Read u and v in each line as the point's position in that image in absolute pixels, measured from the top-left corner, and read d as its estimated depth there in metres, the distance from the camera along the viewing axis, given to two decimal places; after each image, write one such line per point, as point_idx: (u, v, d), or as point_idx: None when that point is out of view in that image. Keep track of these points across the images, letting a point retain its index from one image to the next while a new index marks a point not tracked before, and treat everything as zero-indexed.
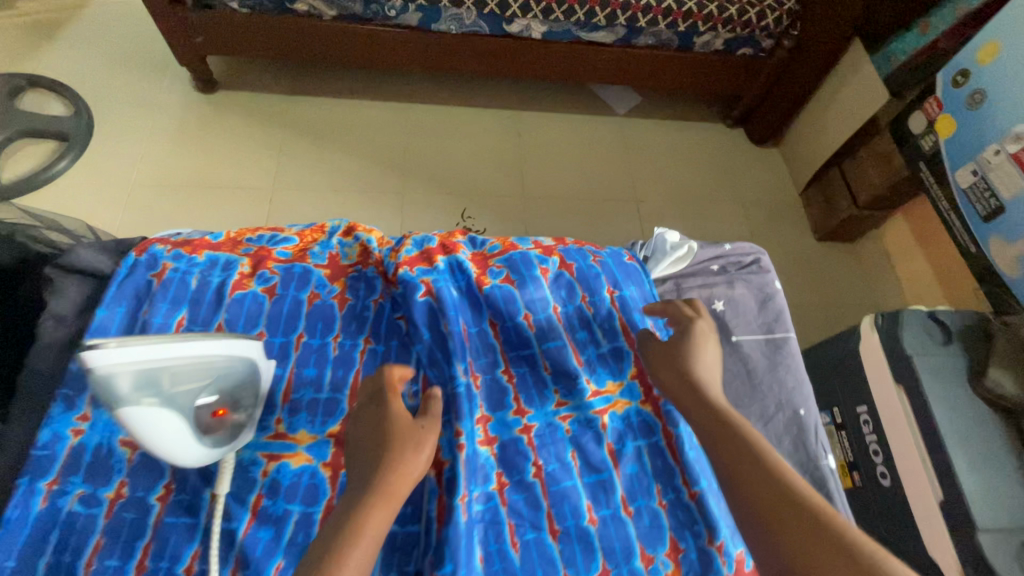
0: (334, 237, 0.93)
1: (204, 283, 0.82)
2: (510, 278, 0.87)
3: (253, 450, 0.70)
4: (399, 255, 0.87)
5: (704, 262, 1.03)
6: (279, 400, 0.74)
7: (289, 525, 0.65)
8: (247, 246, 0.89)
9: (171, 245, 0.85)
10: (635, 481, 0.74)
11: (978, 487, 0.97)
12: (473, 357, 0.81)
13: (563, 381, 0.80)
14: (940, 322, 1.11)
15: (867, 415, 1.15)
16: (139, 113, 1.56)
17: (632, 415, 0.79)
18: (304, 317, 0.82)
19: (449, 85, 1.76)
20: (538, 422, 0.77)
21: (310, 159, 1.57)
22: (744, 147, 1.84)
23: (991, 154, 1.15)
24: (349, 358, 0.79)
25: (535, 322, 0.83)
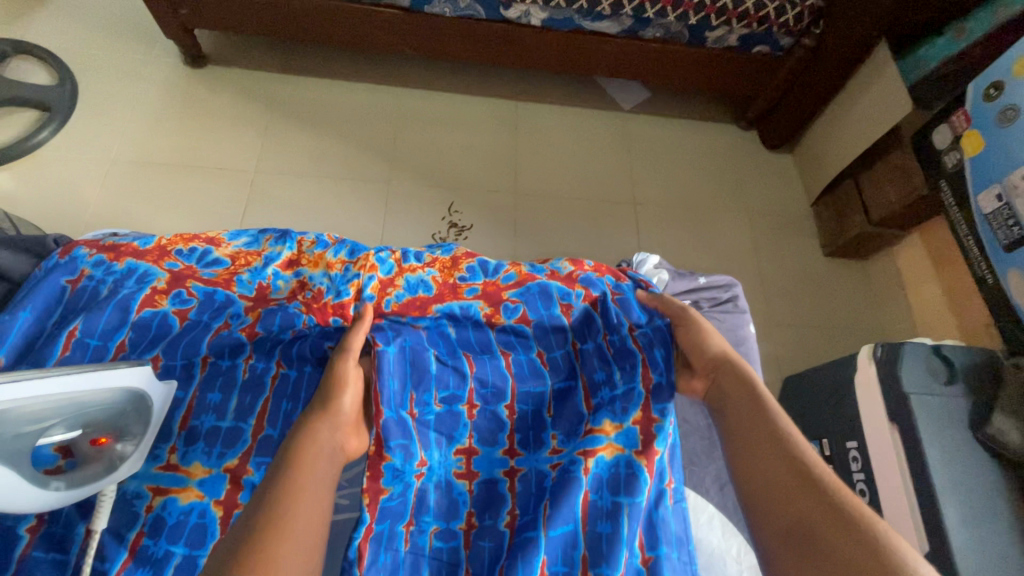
0: (270, 265, 0.88)
1: (114, 292, 0.81)
2: (525, 315, 0.88)
3: (140, 482, 0.70)
4: (390, 298, 0.87)
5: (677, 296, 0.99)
6: (176, 428, 0.74)
7: (169, 568, 0.65)
8: (173, 261, 0.86)
9: (96, 249, 0.85)
10: (602, 542, 0.69)
11: (969, 544, 0.89)
12: (477, 387, 0.82)
13: (562, 425, 0.80)
14: (945, 358, 1.02)
15: (856, 452, 1.08)
16: (124, 86, 1.52)
17: (622, 464, 0.74)
18: (208, 342, 0.79)
19: (446, 71, 1.68)
20: (527, 465, 0.77)
21: (296, 141, 1.52)
22: (755, 151, 1.74)
23: (1019, 179, 1.04)
24: (259, 384, 0.78)
25: (547, 359, 0.85)
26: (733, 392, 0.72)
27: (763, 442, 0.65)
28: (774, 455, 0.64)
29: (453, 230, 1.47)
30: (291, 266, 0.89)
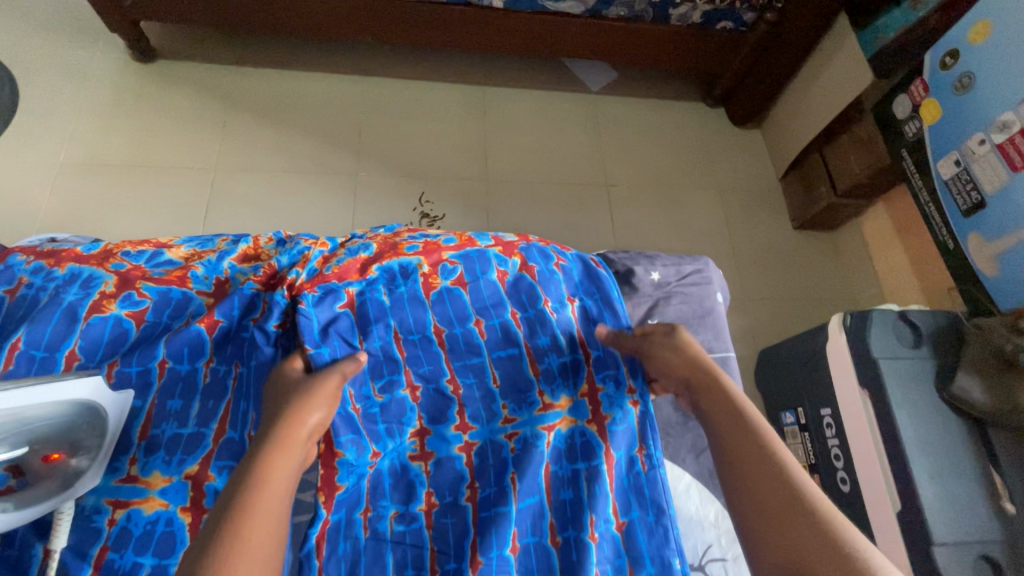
0: (226, 258, 0.82)
1: (56, 299, 0.73)
2: (463, 277, 0.77)
3: (98, 497, 0.65)
4: (329, 263, 0.77)
5: (640, 269, 0.88)
6: (135, 438, 0.69)
7: None
8: (119, 261, 0.79)
9: (34, 256, 0.77)
10: (566, 509, 0.67)
11: (938, 499, 0.93)
12: (411, 365, 0.73)
13: (513, 394, 0.73)
14: (912, 323, 1.06)
15: (830, 418, 1.12)
16: (68, 85, 1.44)
17: (577, 435, 0.71)
18: (163, 343, 0.72)
19: (410, 58, 1.65)
20: (480, 439, 0.71)
21: (257, 136, 1.47)
22: (723, 127, 1.75)
23: (975, 144, 1.09)
24: (221, 387, 0.72)
25: (486, 327, 0.75)
26: (750, 467, 0.62)
27: (800, 533, 0.56)
28: (808, 536, 0.56)
29: (425, 221, 1.45)
30: (248, 260, 0.83)
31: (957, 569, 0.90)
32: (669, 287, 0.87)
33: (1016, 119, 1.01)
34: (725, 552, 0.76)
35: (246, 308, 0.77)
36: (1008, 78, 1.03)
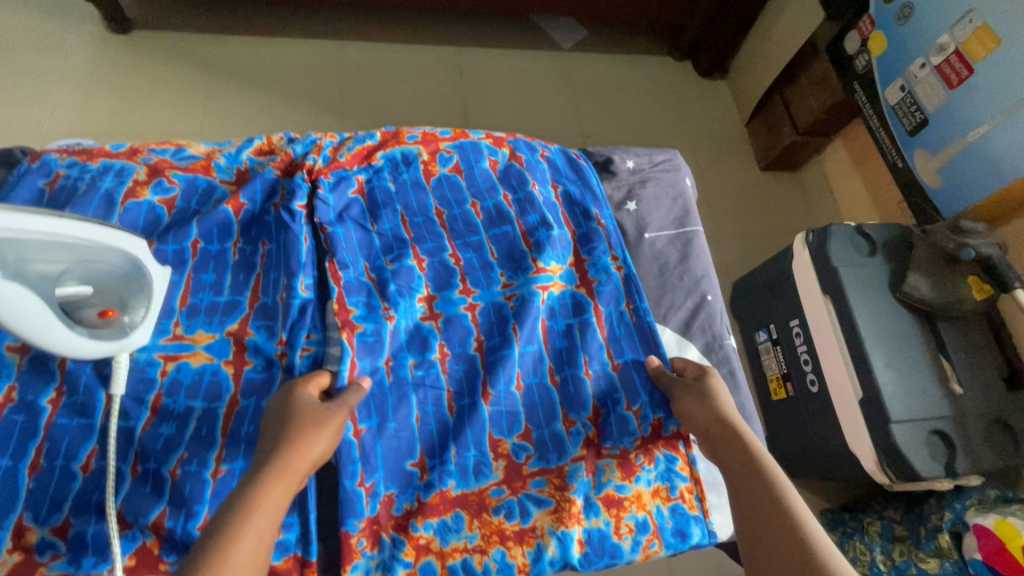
0: (245, 151, 0.83)
1: (93, 186, 0.75)
2: (459, 165, 0.84)
3: (149, 352, 0.68)
4: (339, 152, 0.82)
5: (615, 159, 0.92)
6: (176, 304, 0.71)
7: (192, 419, 0.66)
8: (148, 155, 0.81)
9: (67, 153, 0.80)
10: (562, 353, 0.75)
11: (895, 385, 1.03)
12: (418, 241, 0.78)
13: (509, 264, 0.79)
14: (866, 235, 1.15)
15: (799, 328, 1.21)
16: (46, 57, 1.44)
17: (567, 296, 0.78)
18: (196, 223, 0.75)
19: (385, 21, 1.68)
20: (482, 301, 0.76)
21: (240, 103, 1.50)
22: (690, 79, 1.83)
23: (918, 68, 1.18)
24: (250, 263, 0.75)
25: (482, 210, 0.82)
26: (768, 536, 0.58)
27: None
28: None
29: None
30: (266, 155, 0.84)
31: (915, 446, 1.00)
32: (643, 171, 0.91)
33: (951, 41, 1.10)
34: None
35: (268, 194, 0.79)
36: (943, 3, 1.11)
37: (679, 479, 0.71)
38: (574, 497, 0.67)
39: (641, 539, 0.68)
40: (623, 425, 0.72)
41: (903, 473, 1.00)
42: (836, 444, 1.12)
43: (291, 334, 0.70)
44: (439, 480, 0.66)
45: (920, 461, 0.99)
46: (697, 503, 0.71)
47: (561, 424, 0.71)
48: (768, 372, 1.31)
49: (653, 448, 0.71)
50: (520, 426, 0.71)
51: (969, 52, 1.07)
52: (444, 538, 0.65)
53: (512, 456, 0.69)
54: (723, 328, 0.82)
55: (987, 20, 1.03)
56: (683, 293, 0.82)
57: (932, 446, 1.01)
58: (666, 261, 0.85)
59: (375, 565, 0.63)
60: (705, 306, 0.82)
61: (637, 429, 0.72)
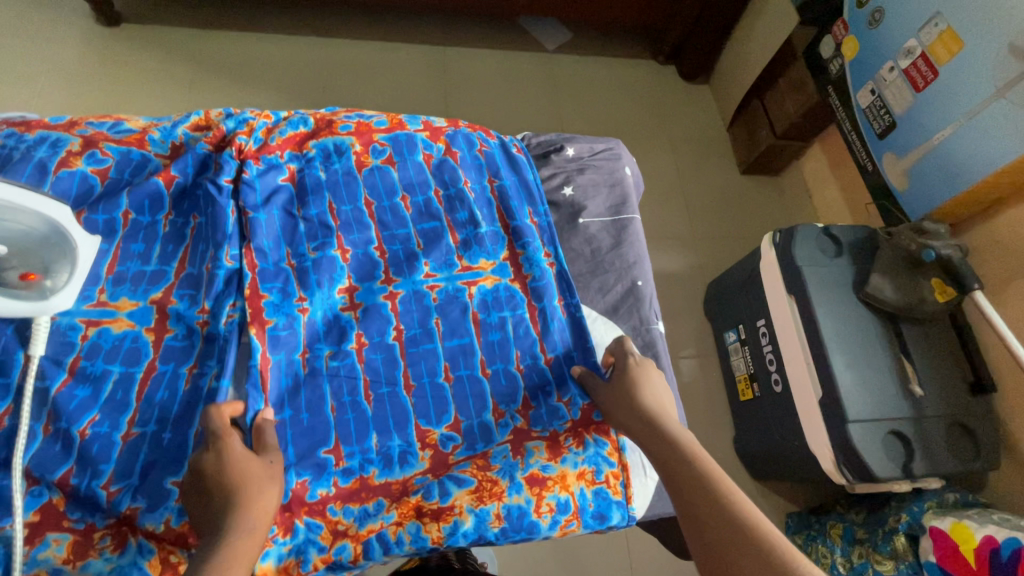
0: (180, 126, 0.82)
1: (27, 156, 0.75)
2: (392, 158, 0.83)
3: (72, 316, 0.69)
4: (273, 134, 0.83)
5: (555, 146, 0.92)
6: (102, 271, 0.72)
7: (108, 383, 0.66)
8: (84, 128, 0.80)
9: (4, 124, 0.78)
10: (495, 346, 0.74)
11: (853, 383, 1.03)
12: (343, 231, 0.78)
13: (435, 254, 0.78)
14: (833, 236, 1.16)
15: (765, 328, 1.21)
16: (36, 48, 1.47)
17: (501, 290, 0.77)
18: (126, 194, 0.76)
19: (371, 20, 1.71)
20: (404, 290, 0.76)
21: (225, 96, 1.53)
22: (674, 82, 1.84)
23: (887, 72, 1.19)
24: (180, 234, 0.76)
25: (412, 204, 0.82)
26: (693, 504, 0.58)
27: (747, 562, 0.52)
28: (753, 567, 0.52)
29: None
30: (201, 130, 0.83)
31: (871, 445, 1.00)
32: (583, 159, 0.91)
33: (918, 44, 1.11)
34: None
35: (200, 167, 0.80)
36: (911, 8, 1.12)
37: (605, 463, 0.71)
38: (496, 477, 0.69)
39: (560, 519, 0.68)
40: (552, 414, 0.72)
41: (861, 474, 0.99)
42: (798, 444, 1.12)
43: (215, 303, 0.71)
44: (360, 467, 0.67)
45: (876, 461, 0.99)
46: (622, 489, 0.71)
47: (490, 415, 0.71)
48: (737, 372, 1.31)
49: (584, 432, 0.72)
50: (449, 417, 0.70)
51: (935, 55, 1.08)
52: (361, 521, 0.65)
53: (439, 446, 0.69)
54: (650, 313, 0.83)
55: (951, 24, 1.04)
56: (613, 277, 0.83)
57: (889, 448, 1.00)
58: (598, 245, 0.86)
59: (287, 550, 0.63)
60: (634, 291, 0.83)
61: (567, 414, 0.73)
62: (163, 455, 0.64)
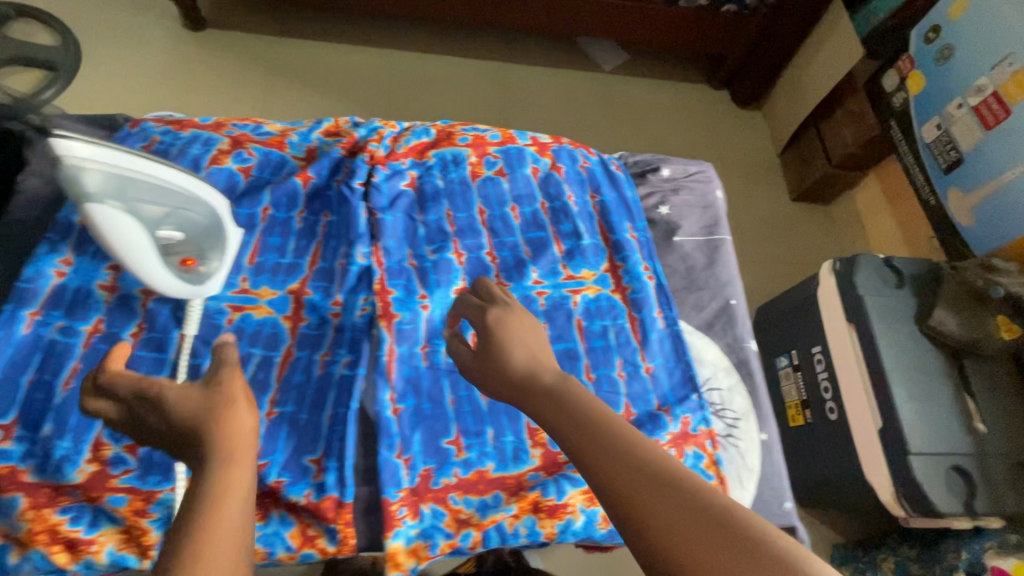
0: (315, 132, 0.91)
1: (183, 152, 0.82)
2: (503, 169, 0.88)
3: (219, 301, 0.74)
4: (399, 143, 0.89)
5: (652, 165, 0.94)
6: (244, 261, 0.77)
7: (251, 365, 0.71)
8: (231, 129, 0.87)
9: (162, 122, 0.86)
10: (598, 352, 0.76)
11: (916, 417, 1.03)
12: (459, 236, 0.82)
13: (543, 261, 0.81)
14: (894, 267, 1.17)
15: (820, 355, 1.21)
16: (126, 47, 1.57)
17: (602, 299, 0.80)
18: (268, 191, 0.81)
19: (436, 35, 1.78)
20: (515, 294, 0.78)
21: (297, 101, 1.60)
22: (726, 107, 1.87)
23: (954, 108, 1.20)
24: (312, 231, 0.81)
25: (520, 214, 0.85)
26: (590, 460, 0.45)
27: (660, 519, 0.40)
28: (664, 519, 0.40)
29: None
30: (334, 136, 0.90)
31: (932, 478, 0.99)
32: (677, 180, 0.93)
33: (990, 83, 1.13)
34: (721, 383, 0.79)
35: (333, 171, 0.86)
36: (983, 47, 1.14)
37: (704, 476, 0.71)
38: None
39: None
40: (653, 421, 0.72)
41: (921, 507, 0.99)
42: (852, 474, 1.11)
43: (347, 297, 0.76)
44: (478, 460, 0.70)
45: (939, 496, 0.99)
46: None
47: None
48: (787, 399, 1.29)
49: (683, 444, 0.71)
50: None
51: (1007, 94, 1.09)
52: (483, 512, 0.68)
53: (547, 445, 0.72)
54: (745, 331, 0.83)
55: None
56: (707, 295, 0.84)
57: (952, 481, 1.00)
58: (692, 264, 0.87)
59: (415, 533, 0.65)
60: (728, 309, 0.83)
61: (668, 425, 0.72)
62: (301, 436, 0.68)
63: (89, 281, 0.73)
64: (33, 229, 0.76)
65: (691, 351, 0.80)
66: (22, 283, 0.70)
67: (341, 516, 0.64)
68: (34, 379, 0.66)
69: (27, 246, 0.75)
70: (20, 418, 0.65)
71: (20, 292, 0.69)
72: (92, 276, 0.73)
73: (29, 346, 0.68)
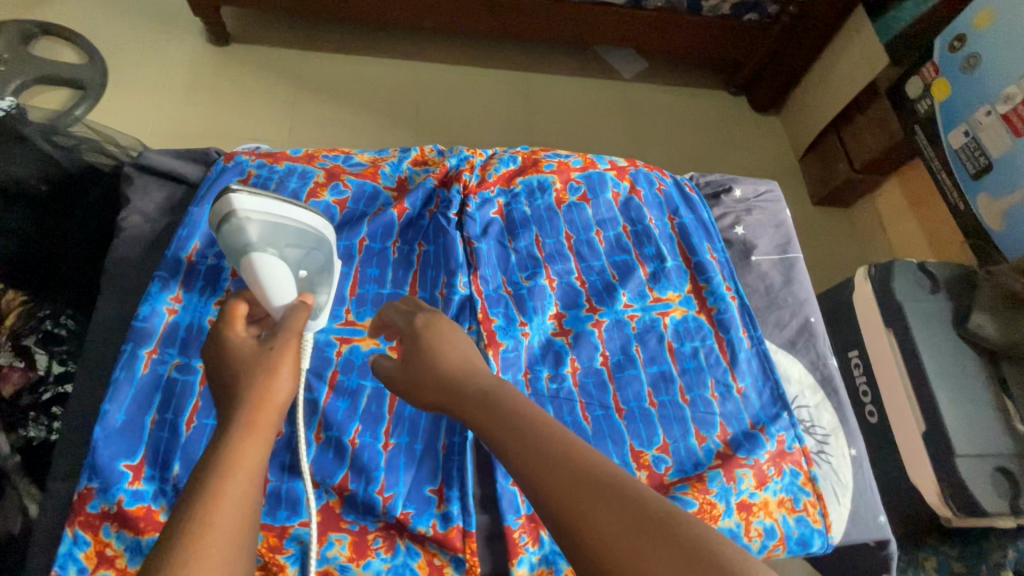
0: (404, 163, 0.95)
1: (281, 186, 0.85)
2: (587, 195, 0.91)
3: (327, 334, 0.77)
4: (488, 171, 0.91)
5: (725, 186, 0.97)
6: (347, 293, 0.80)
7: (363, 397, 0.73)
8: (323, 162, 0.91)
9: (255, 155, 0.89)
10: (691, 373, 0.79)
11: (960, 420, 1.06)
12: (549, 261, 0.85)
13: (631, 285, 0.84)
14: (929, 272, 1.19)
15: (858, 359, 1.24)
16: (150, 63, 1.56)
17: (690, 320, 0.82)
18: (367, 222, 0.84)
19: (457, 45, 1.79)
20: (607, 318, 0.81)
21: (324, 114, 1.60)
22: (745, 113, 1.89)
23: (983, 116, 1.23)
24: (408, 260, 0.84)
25: (605, 238, 0.88)
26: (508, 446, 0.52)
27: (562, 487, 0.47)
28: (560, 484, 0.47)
29: None
30: (421, 166, 0.95)
31: (979, 480, 1.02)
32: (749, 201, 0.96)
33: (1019, 91, 1.15)
34: (809, 401, 0.82)
35: (424, 201, 0.89)
36: (1011, 57, 1.17)
37: (802, 492, 0.74)
38: (714, 501, 0.70)
39: (768, 543, 0.72)
40: (750, 440, 0.75)
41: (968, 508, 1.02)
42: (895, 476, 1.14)
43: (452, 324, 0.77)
44: None
45: (986, 497, 1.01)
46: (821, 517, 0.73)
47: (694, 439, 0.74)
48: None
49: (781, 461, 0.75)
50: (658, 439, 0.73)
51: None
52: None
53: (653, 467, 0.72)
54: (827, 349, 0.86)
55: None
56: (789, 313, 0.87)
57: (999, 482, 1.03)
58: (770, 283, 0.90)
59: (537, 559, 0.68)
60: (809, 327, 0.87)
61: (766, 444, 0.75)
62: (420, 467, 0.70)
63: (198, 317, 0.75)
64: (143, 267, 0.78)
65: (777, 369, 0.83)
66: (139, 323, 0.72)
67: (468, 545, 0.67)
68: (157, 419, 0.68)
69: (138, 285, 0.77)
70: (148, 458, 0.66)
71: (138, 332, 0.71)
72: (201, 312, 0.75)
73: (149, 386, 0.69)
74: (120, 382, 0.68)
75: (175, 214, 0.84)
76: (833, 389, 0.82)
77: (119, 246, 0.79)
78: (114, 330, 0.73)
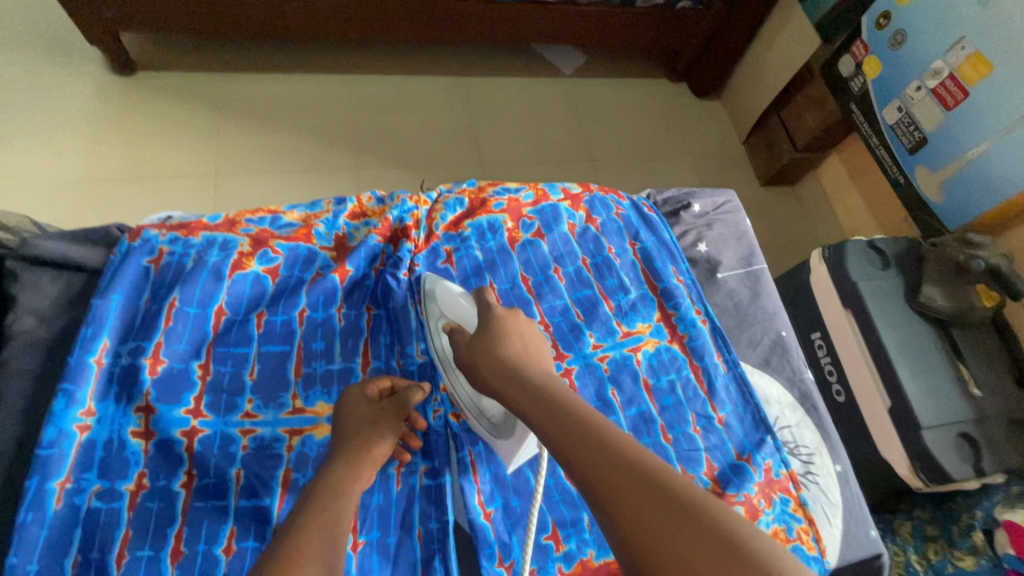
0: (341, 217, 0.91)
1: (200, 262, 0.79)
2: (541, 230, 0.91)
3: (274, 427, 0.71)
4: (436, 220, 0.90)
5: (684, 204, 1.00)
6: (291, 375, 0.75)
7: None
8: (248, 227, 0.86)
9: (166, 229, 0.83)
10: (670, 410, 0.78)
11: (920, 392, 1.09)
12: (509, 311, 0.83)
13: (597, 324, 0.83)
14: (878, 249, 1.23)
15: (820, 340, 1.25)
16: (45, 101, 1.40)
17: (663, 352, 0.83)
18: (305, 292, 0.80)
19: (389, 54, 1.70)
20: (577, 364, 0.80)
21: (252, 139, 1.49)
22: (688, 99, 1.89)
23: (913, 91, 1.26)
24: (356, 328, 0.81)
25: (565, 275, 0.88)
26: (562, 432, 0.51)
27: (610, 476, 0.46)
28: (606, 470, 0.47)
29: None
30: (359, 219, 0.91)
31: (944, 449, 1.06)
32: (709, 215, 0.99)
33: (945, 65, 1.19)
34: (790, 420, 0.83)
35: (370, 259, 0.86)
36: (934, 32, 1.20)
37: (794, 520, 0.74)
38: None
39: None
40: (737, 473, 0.75)
41: (934, 476, 1.05)
42: (866, 451, 1.17)
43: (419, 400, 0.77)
44: (578, 550, 0.69)
45: (949, 463, 1.05)
46: (815, 543, 0.74)
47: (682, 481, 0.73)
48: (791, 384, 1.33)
49: (771, 492, 0.75)
50: None
51: (964, 77, 1.15)
52: None
53: None
54: (801, 364, 0.88)
55: (979, 48, 1.11)
56: (760, 330, 0.89)
57: (961, 449, 1.06)
58: (739, 299, 0.92)
59: None
60: (781, 342, 0.89)
61: (754, 476, 0.75)
62: (397, 563, 0.65)
63: (117, 431, 0.67)
64: (45, 380, 0.70)
65: (757, 391, 0.84)
66: (43, 451, 0.63)
67: None
68: (80, 561, 0.60)
69: (42, 403, 0.69)
70: None
71: (43, 463, 0.62)
72: (120, 424, 0.68)
73: (66, 523, 0.61)
74: (28, 525, 0.60)
75: (76, 308, 0.76)
76: (811, 405, 0.84)
77: (10, 360, 0.70)
78: (16, 459, 0.65)
